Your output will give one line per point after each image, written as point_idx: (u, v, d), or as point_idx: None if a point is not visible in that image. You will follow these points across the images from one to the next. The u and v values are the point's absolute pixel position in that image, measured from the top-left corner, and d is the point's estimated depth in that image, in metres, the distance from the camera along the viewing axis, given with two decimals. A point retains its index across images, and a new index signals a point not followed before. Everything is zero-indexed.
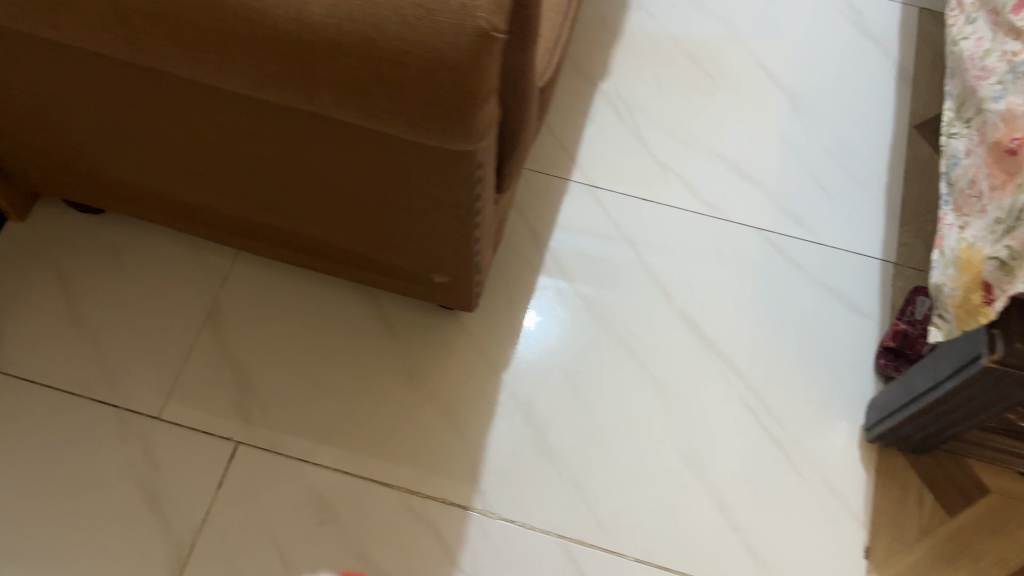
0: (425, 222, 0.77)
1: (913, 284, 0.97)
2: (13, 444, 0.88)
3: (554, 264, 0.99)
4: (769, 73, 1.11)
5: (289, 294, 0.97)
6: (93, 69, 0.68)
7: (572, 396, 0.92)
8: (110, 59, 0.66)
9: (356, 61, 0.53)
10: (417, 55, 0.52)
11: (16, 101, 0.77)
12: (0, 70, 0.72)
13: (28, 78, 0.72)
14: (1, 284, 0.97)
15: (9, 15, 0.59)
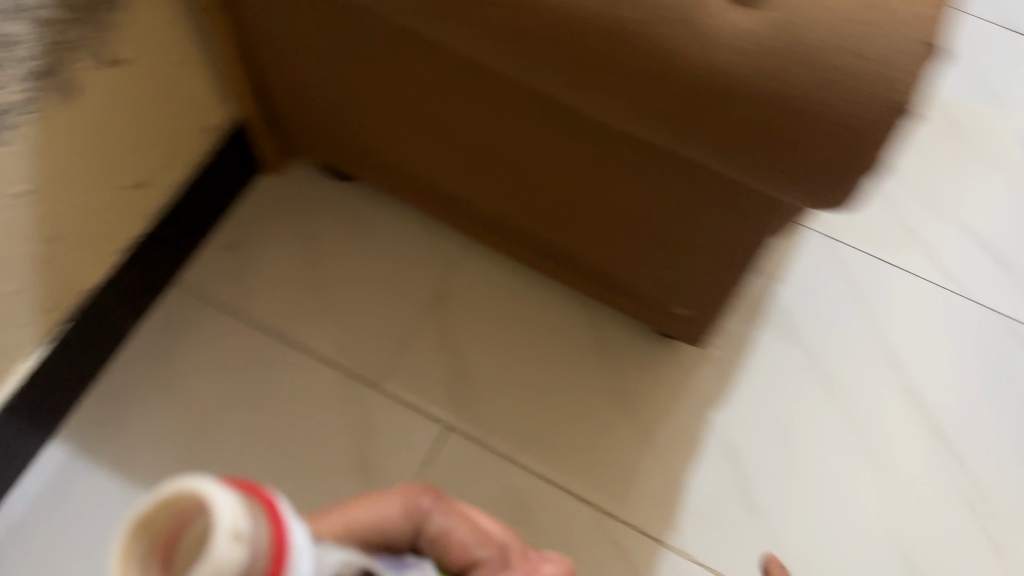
0: (700, 259, 0.74)
1: None
2: (258, 379, 0.95)
3: (780, 316, 0.98)
4: None
5: (513, 290, 1.00)
6: (411, 68, 0.69)
7: (784, 453, 0.91)
8: (436, 62, 0.67)
9: (750, 113, 0.46)
10: (831, 133, 0.45)
11: (315, 76, 0.80)
12: (313, 54, 0.76)
13: (338, 65, 0.76)
14: (246, 231, 1.03)
15: (377, 29, 0.66)
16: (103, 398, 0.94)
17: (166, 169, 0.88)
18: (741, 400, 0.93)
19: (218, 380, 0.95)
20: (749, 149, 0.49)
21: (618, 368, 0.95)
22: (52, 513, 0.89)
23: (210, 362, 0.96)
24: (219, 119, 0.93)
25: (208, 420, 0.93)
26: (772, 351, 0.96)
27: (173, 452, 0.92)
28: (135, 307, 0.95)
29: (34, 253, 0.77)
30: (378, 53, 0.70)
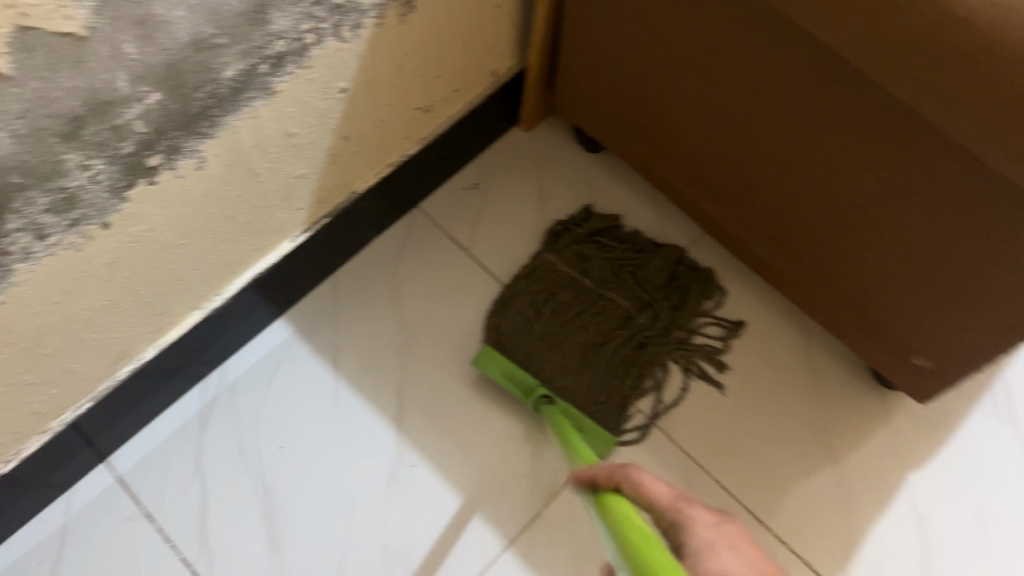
0: (967, 315, 0.73)
1: None
2: (472, 315, 0.99)
3: (1006, 395, 0.94)
4: None
5: (663, 263, 1.01)
6: (749, 49, 0.71)
7: (976, 534, 0.87)
8: (783, 48, 0.68)
9: None
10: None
11: (637, 37, 0.83)
12: (649, 15, 0.79)
13: (670, 30, 0.78)
14: (490, 174, 1.08)
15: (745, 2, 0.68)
16: (331, 294, 1.00)
17: (448, 101, 0.94)
18: (947, 471, 0.90)
19: (433, 302, 1.00)
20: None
21: (822, 401, 0.94)
22: (263, 380, 0.95)
23: (432, 287, 1.00)
24: (503, 68, 0.98)
25: (418, 340, 0.97)
26: (989, 431, 0.92)
27: (381, 360, 0.96)
28: (379, 221, 1.01)
29: (331, 145, 0.83)
30: (726, 27, 0.72)
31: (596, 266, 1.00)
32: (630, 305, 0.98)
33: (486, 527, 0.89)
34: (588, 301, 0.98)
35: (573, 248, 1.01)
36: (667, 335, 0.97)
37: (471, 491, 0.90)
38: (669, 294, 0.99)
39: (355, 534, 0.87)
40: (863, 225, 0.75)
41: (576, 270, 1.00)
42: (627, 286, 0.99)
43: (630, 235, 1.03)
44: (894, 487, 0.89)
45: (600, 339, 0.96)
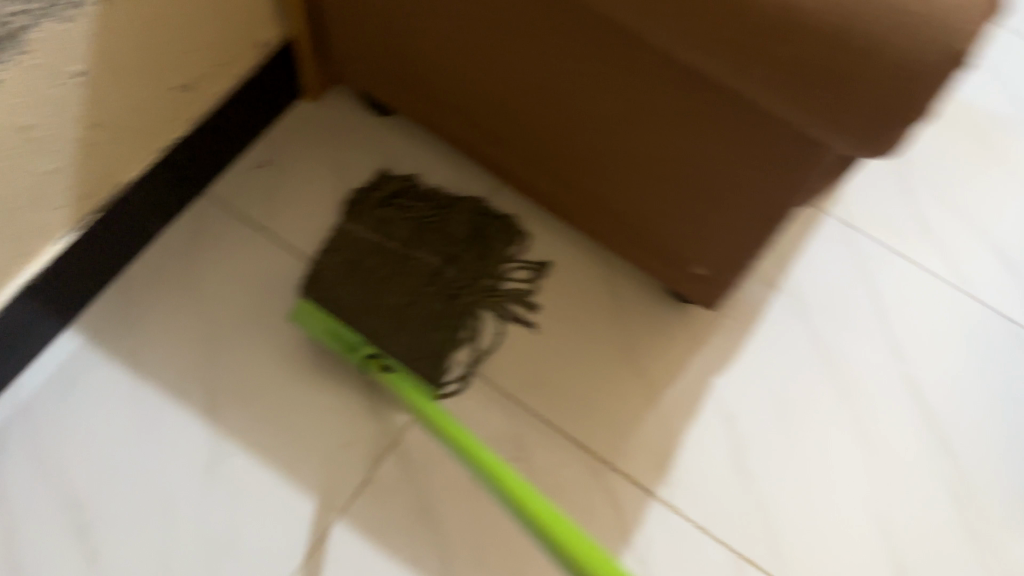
0: (726, 219, 0.77)
1: None
2: (277, 294, 0.97)
3: (792, 290, 1.00)
4: None
5: (466, 216, 1.00)
6: None
7: (779, 423, 0.93)
8: None
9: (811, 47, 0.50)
10: (894, 77, 0.49)
11: None
12: None
13: None
14: (278, 150, 1.05)
15: None
16: (123, 295, 0.95)
17: (212, 76, 0.91)
18: (750, 373, 0.95)
19: (232, 287, 0.96)
20: (812, 96, 0.52)
21: (626, 325, 0.98)
22: (58, 396, 0.90)
23: (230, 273, 0.97)
24: (270, 36, 0.95)
25: (222, 327, 0.94)
26: (783, 330, 0.98)
27: (185, 354, 0.93)
28: (164, 210, 0.97)
29: (81, 134, 0.79)
30: None
31: (397, 227, 0.97)
32: (438, 260, 0.96)
33: (314, 503, 0.87)
34: (397, 260, 0.94)
35: (373, 214, 0.98)
36: (476, 285, 0.96)
37: (294, 469, 0.88)
38: (473, 246, 0.98)
39: (178, 535, 0.84)
40: (623, 147, 0.77)
41: (381, 235, 0.97)
42: (431, 243, 0.97)
43: (430, 195, 1.01)
44: (702, 394, 0.94)
45: (411, 295, 0.92)
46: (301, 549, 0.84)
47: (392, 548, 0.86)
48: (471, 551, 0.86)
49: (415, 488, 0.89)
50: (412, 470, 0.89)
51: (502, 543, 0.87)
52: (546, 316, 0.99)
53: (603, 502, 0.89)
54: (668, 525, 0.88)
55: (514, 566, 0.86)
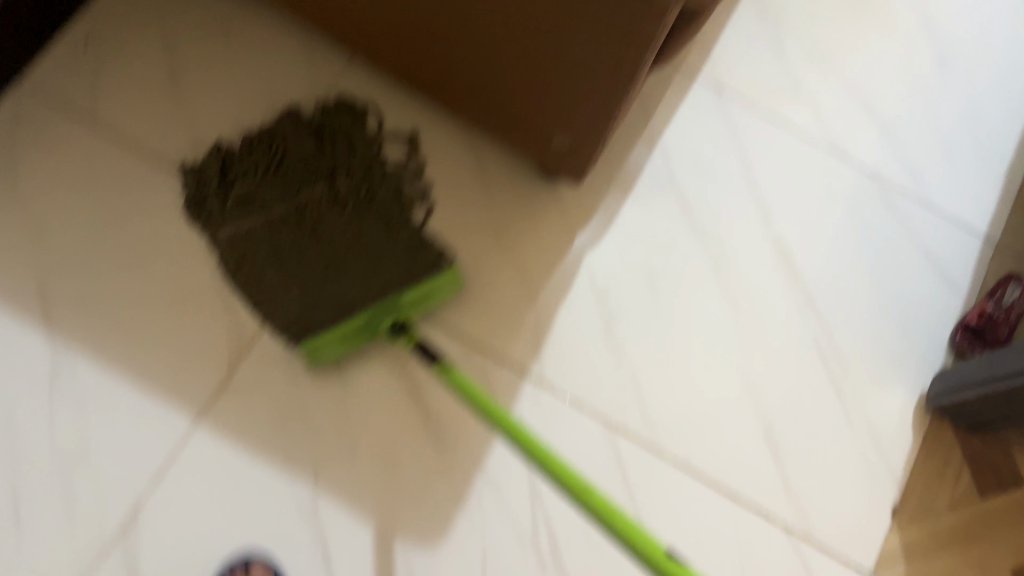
0: (576, 86, 0.73)
1: (1006, 268, 0.99)
2: (113, 190, 0.89)
3: (662, 157, 0.97)
4: (923, 22, 1.13)
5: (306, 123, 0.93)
6: None
7: (651, 293, 0.92)
8: None
9: None
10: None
11: None
12: None
13: None
14: (102, 32, 0.95)
15: None
16: None
17: None
18: (620, 245, 0.93)
19: (61, 185, 0.88)
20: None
21: (494, 203, 0.94)
22: None
23: (57, 170, 0.88)
24: None
25: (51, 229, 0.86)
26: (653, 200, 0.96)
27: (12, 261, 0.85)
28: None
29: None
30: None
31: (267, 198, 0.89)
32: (332, 206, 0.90)
33: (168, 409, 0.82)
34: (306, 224, 0.88)
35: (229, 205, 0.89)
36: (376, 182, 0.92)
37: (145, 375, 0.83)
38: (335, 157, 0.92)
39: (22, 453, 0.79)
40: (465, 11, 0.72)
41: (261, 220, 0.88)
42: (310, 194, 0.90)
43: (245, 145, 0.91)
44: (572, 269, 0.92)
45: (348, 237, 0.88)
46: (159, 455, 0.81)
47: (257, 447, 0.82)
48: (342, 444, 0.84)
49: (277, 384, 0.85)
50: (275, 367, 0.85)
51: (373, 432, 0.84)
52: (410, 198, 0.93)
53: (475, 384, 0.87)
54: (540, 401, 0.87)
55: (385, 454, 0.84)
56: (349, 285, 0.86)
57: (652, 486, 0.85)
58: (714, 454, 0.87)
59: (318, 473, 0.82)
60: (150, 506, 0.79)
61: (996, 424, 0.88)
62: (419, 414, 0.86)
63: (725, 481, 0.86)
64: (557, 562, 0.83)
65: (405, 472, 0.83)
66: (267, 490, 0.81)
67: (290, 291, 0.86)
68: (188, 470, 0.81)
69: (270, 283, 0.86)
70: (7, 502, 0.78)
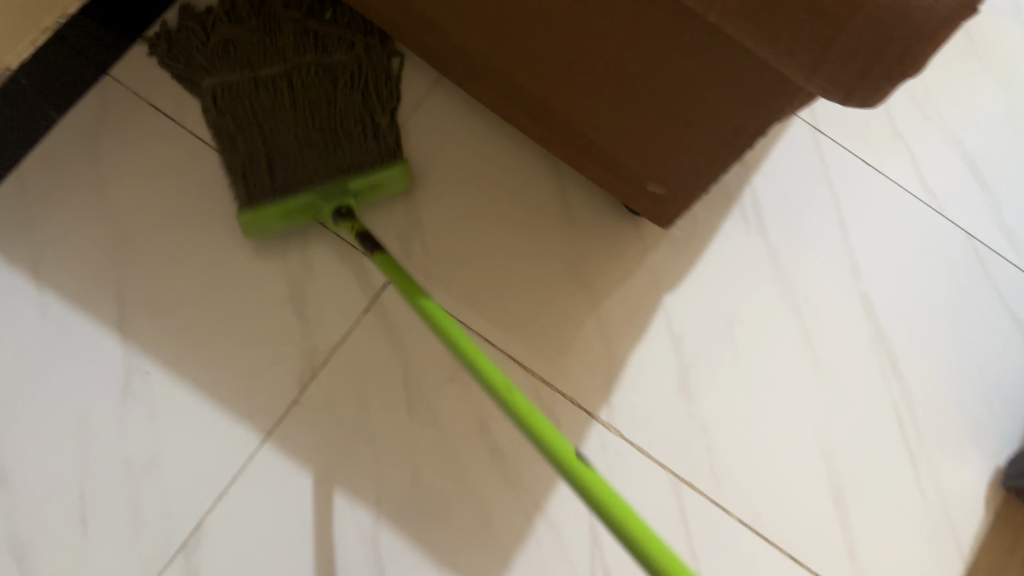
0: (684, 140, 0.69)
1: None
2: (195, 194, 0.88)
3: (751, 201, 0.94)
4: None
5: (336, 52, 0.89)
6: None
7: (729, 343, 0.90)
8: None
9: None
10: (891, 25, 0.39)
11: None
12: None
13: None
14: None
15: None
16: (18, 190, 0.86)
17: None
18: (701, 292, 0.91)
19: (144, 186, 0.88)
20: (790, 36, 0.42)
21: (575, 237, 0.91)
22: None
23: (142, 169, 0.88)
24: None
25: (132, 230, 0.86)
26: (738, 244, 0.93)
27: (93, 260, 0.85)
28: (60, 95, 0.86)
29: None
30: None
31: (267, 99, 0.85)
32: (302, 55, 0.88)
33: (236, 424, 0.82)
34: (271, 79, 0.86)
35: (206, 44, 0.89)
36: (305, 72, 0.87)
37: (215, 387, 0.83)
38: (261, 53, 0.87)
39: (93, 456, 0.80)
40: (575, 55, 0.68)
41: (238, 43, 0.87)
42: (283, 40, 0.88)
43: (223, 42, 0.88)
44: (650, 310, 0.90)
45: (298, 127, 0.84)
46: (225, 471, 0.81)
47: (321, 469, 0.82)
48: (406, 476, 0.83)
49: (346, 407, 0.83)
50: (344, 389, 0.84)
51: (438, 464, 0.83)
52: (492, 224, 0.91)
53: (543, 422, 0.86)
54: (607, 445, 0.85)
55: (449, 487, 0.83)
56: (297, 112, 0.85)
57: (713, 543, 0.84)
58: (780, 515, 0.85)
59: (380, 500, 0.82)
60: (212, 521, 0.79)
61: None
62: (486, 450, 0.84)
63: (787, 544, 0.84)
64: None
65: (467, 508, 0.83)
66: (329, 515, 0.81)
67: (281, 157, 0.83)
68: (253, 486, 0.80)
69: (243, 132, 0.84)
70: (75, 506, 0.79)
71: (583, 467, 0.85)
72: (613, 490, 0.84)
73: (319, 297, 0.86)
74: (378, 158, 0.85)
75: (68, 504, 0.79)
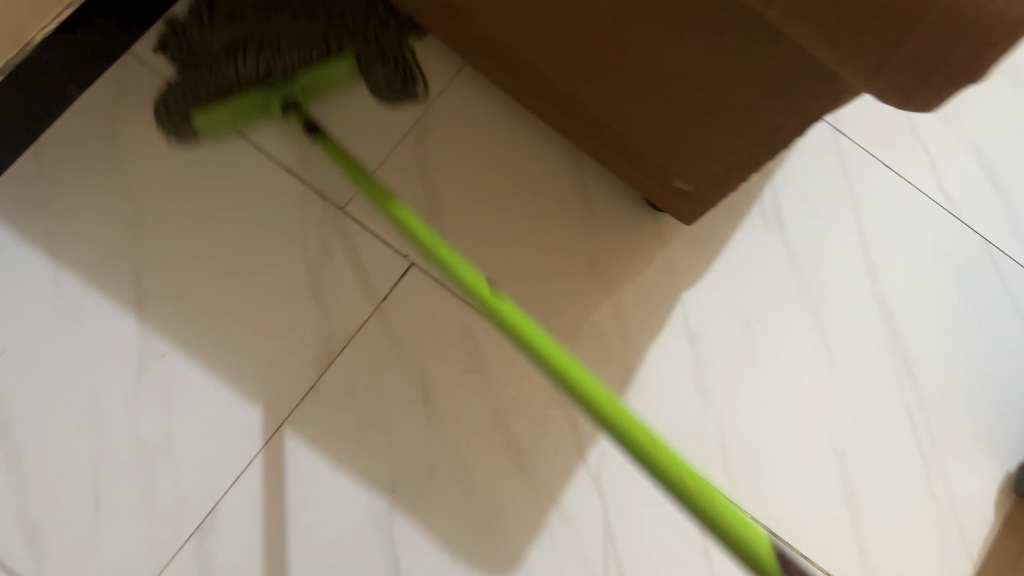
0: (716, 139, 0.69)
1: None
2: (214, 176, 0.87)
3: (770, 201, 0.94)
4: None
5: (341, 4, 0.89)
6: None
7: (745, 342, 0.90)
8: None
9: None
10: (958, 31, 0.39)
11: None
12: None
13: None
14: None
15: None
16: (35, 167, 0.85)
17: None
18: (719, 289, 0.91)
19: (163, 167, 0.87)
20: (852, 40, 0.42)
21: (595, 232, 0.91)
22: None
23: (161, 149, 0.87)
24: None
25: (150, 211, 0.85)
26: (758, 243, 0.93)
27: (110, 240, 0.84)
28: (83, 73, 0.85)
29: None
30: None
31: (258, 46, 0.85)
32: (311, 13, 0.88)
33: (252, 410, 0.81)
34: (275, 24, 0.87)
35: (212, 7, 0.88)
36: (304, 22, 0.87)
37: (233, 371, 0.82)
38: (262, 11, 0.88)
39: (107, 438, 0.79)
40: (609, 50, 0.68)
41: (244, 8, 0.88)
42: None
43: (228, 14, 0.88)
44: (669, 307, 0.90)
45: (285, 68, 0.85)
46: (240, 457, 0.80)
47: (336, 457, 0.81)
48: (421, 465, 0.82)
49: (363, 395, 0.83)
50: (361, 377, 0.83)
51: (453, 455, 0.83)
52: (499, 219, 0.90)
53: (559, 417, 0.85)
54: None
55: (465, 478, 0.83)
56: (291, 23, 0.87)
57: None
58: (793, 515, 0.85)
59: (396, 490, 0.81)
60: (226, 506, 0.79)
61: None
62: (502, 443, 0.84)
63: (801, 545, 0.84)
64: None
65: (482, 500, 0.82)
66: (344, 504, 0.80)
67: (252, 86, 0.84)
68: (267, 473, 0.80)
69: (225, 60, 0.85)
70: (88, 487, 0.78)
71: (599, 462, 0.85)
72: (627, 485, 0.84)
73: (338, 283, 0.85)
74: (323, 55, 0.87)
75: (80, 486, 0.78)
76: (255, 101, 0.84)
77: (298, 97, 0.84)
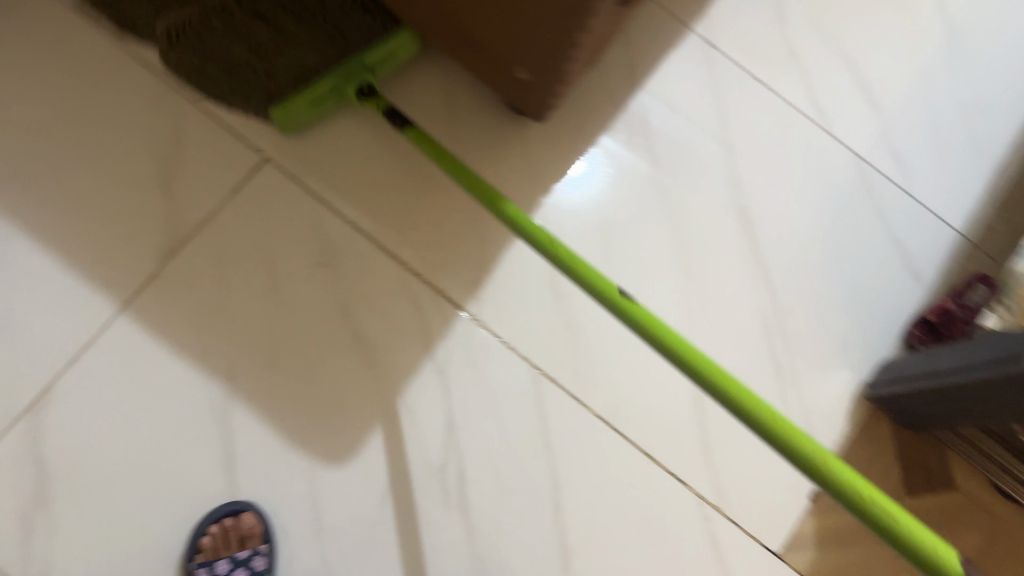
0: (529, 23, 0.66)
1: (977, 267, 0.94)
2: (70, 67, 0.87)
3: (638, 109, 0.93)
4: None
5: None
6: None
7: (603, 247, 0.89)
8: None
9: None
10: None
11: None
12: None
13: None
14: None
15: None
16: None
17: None
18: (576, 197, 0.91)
19: (19, 57, 0.87)
20: None
21: (456, 134, 0.91)
22: None
23: (19, 40, 0.87)
24: None
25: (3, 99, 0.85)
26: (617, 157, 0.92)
27: None
28: None
29: None
30: None
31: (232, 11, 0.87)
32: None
33: (93, 293, 0.81)
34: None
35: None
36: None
37: (77, 257, 0.82)
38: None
39: None
40: None
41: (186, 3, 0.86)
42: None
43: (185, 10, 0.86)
44: (528, 210, 0.90)
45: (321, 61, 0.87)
46: (78, 338, 0.80)
47: (176, 342, 0.81)
48: (263, 355, 0.82)
49: (207, 284, 0.82)
50: (206, 266, 0.83)
51: (297, 346, 0.82)
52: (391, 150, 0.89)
53: (408, 311, 0.85)
54: (470, 338, 0.85)
55: (307, 370, 0.82)
56: (308, 47, 0.87)
57: (570, 438, 0.84)
58: (639, 415, 0.85)
59: (234, 377, 0.81)
60: (61, 387, 0.79)
61: (928, 424, 0.84)
62: (349, 337, 0.83)
63: (645, 444, 0.85)
64: (459, 498, 0.82)
65: (323, 391, 0.82)
66: (181, 389, 0.80)
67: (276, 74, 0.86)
68: (104, 357, 0.80)
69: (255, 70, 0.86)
70: None
71: (446, 357, 0.85)
72: (473, 382, 0.84)
73: (186, 174, 0.85)
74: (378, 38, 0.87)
75: None
76: (326, 89, 0.83)
77: (372, 80, 0.82)
